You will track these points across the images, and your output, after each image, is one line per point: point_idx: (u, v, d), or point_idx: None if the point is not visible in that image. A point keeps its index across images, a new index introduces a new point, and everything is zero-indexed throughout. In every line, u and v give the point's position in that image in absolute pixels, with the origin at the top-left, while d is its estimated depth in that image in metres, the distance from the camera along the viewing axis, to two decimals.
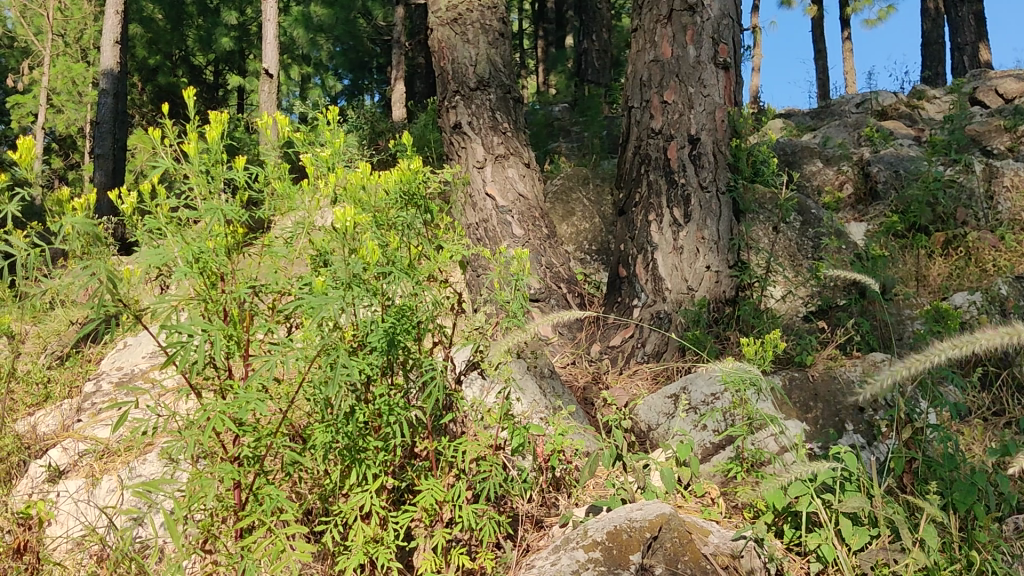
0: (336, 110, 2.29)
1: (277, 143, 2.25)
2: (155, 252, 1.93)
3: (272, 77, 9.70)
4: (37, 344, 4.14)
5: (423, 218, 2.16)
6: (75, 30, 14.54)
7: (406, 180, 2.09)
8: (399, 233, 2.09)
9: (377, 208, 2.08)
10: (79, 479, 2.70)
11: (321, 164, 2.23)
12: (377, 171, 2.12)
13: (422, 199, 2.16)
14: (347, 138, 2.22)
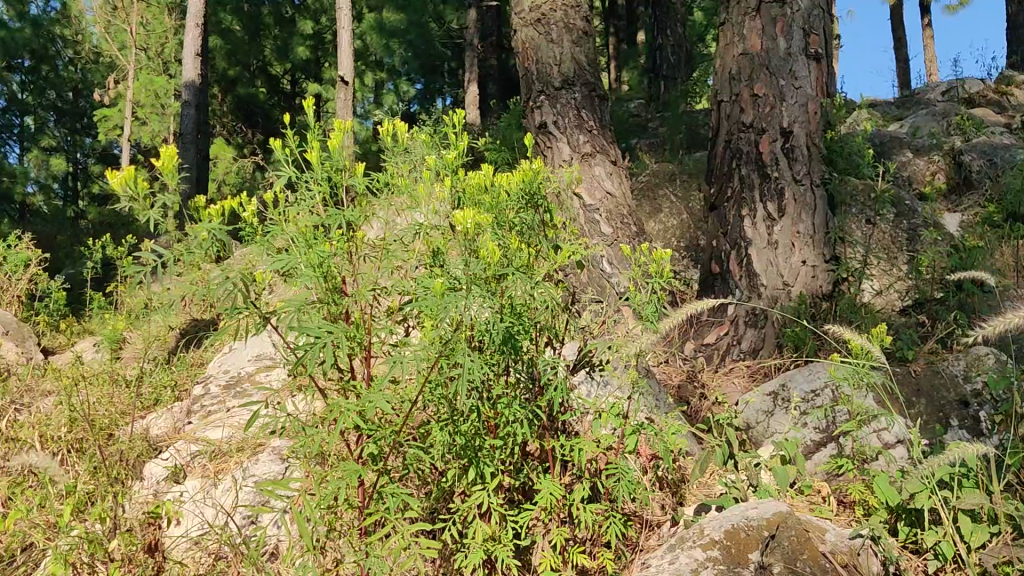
0: (450, 113, 2.31)
1: (396, 150, 2.29)
2: (279, 258, 1.98)
3: (348, 83, 9.86)
4: (142, 346, 4.29)
5: (540, 219, 2.18)
6: (157, 44, 14.95)
7: (525, 180, 2.10)
8: (516, 233, 2.11)
9: (495, 208, 2.09)
10: (196, 479, 2.77)
11: (439, 166, 2.25)
12: (496, 173, 2.14)
13: (538, 200, 2.16)
14: (466, 143, 2.25)
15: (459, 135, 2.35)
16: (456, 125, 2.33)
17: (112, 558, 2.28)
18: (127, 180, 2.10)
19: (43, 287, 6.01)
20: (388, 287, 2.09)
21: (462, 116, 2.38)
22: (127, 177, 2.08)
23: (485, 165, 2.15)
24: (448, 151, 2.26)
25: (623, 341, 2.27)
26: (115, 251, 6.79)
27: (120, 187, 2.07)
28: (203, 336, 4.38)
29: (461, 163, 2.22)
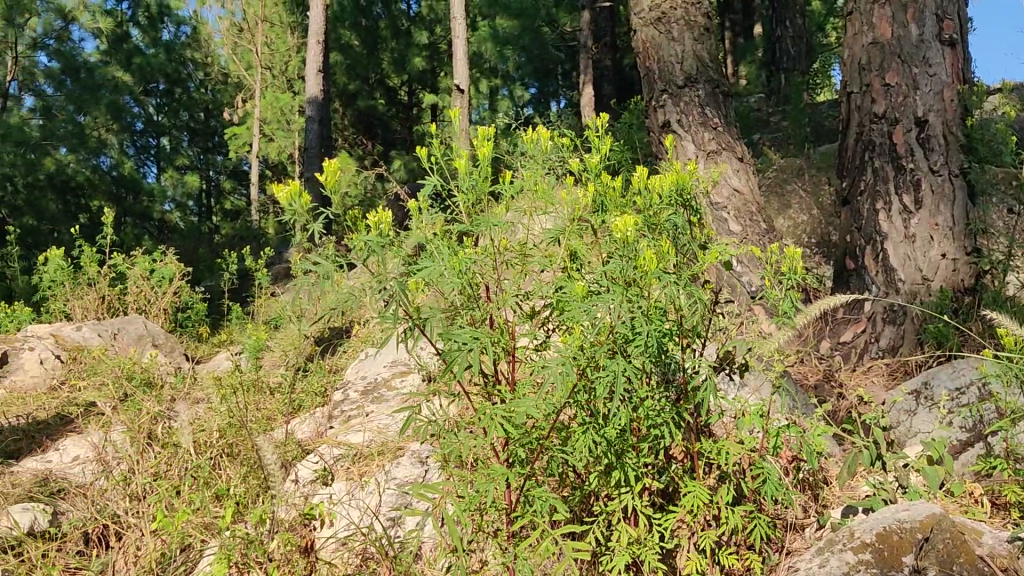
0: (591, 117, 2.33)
1: (539, 155, 2.34)
2: (426, 268, 2.04)
3: (464, 91, 9.99)
4: (284, 353, 4.47)
5: (688, 220, 2.18)
6: (281, 62, 15.46)
7: (678, 182, 2.11)
8: (668, 237, 2.12)
9: (646, 210, 2.12)
10: (343, 481, 2.86)
11: (582, 170, 2.28)
12: (647, 177, 2.16)
13: (681, 202, 2.16)
14: (608, 145, 2.28)
15: (597, 138, 2.37)
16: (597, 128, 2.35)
17: (270, 558, 2.35)
18: (292, 196, 2.30)
19: (186, 300, 6.30)
20: (530, 293, 2.13)
21: (607, 119, 2.41)
22: (292, 192, 2.27)
23: (632, 169, 2.18)
24: (590, 155, 2.28)
25: (765, 339, 2.24)
26: (249, 263, 7.08)
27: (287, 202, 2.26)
28: (336, 342, 4.53)
29: (605, 166, 2.25)
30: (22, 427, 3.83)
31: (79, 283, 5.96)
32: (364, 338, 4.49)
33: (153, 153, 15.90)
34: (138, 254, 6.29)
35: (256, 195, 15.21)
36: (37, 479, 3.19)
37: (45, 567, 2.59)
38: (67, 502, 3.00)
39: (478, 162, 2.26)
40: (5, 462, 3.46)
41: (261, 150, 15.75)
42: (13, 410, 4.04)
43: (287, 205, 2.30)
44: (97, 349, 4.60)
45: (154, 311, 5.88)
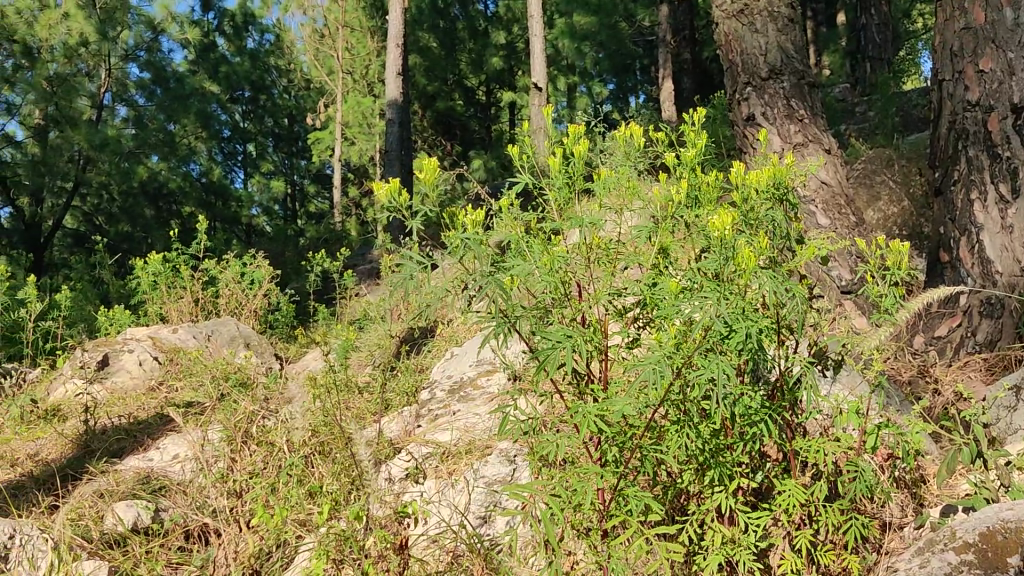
0: (687, 111, 2.32)
1: (632, 154, 2.35)
2: (518, 266, 2.06)
3: (542, 90, 10.01)
4: (371, 353, 4.56)
5: (785, 216, 2.17)
6: (362, 67, 15.85)
7: (774, 176, 2.10)
8: (765, 232, 2.11)
9: (741, 204, 2.11)
10: (433, 480, 2.89)
11: (677, 166, 2.27)
12: (743, 173, 2.16)
13: (781, 196, 2.14)
14: (701, 140, 2.27)
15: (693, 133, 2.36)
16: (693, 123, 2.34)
17: (365, 554, 2.38)
18: (387, 196, 2.42)
19: (276, 302, 6.47)
20: (623, 291, 2.14)
21: (701, 116, 2.39)
22: (391, 190, 2.41)
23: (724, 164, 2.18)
24: (684, 151, 2.27)
25: (860, 336, 2.20)
26: (335, 264, 7.24)
27: (382, 204, 2.38)
28: (420, 340, 4.59)
29: (699, 162, 2.25)
30: (124, 426, 3.97)
31: (175, 287, 6.16)
32: (448, 337, 4.56)
33: (240, 158, 16.37)
34: (229, 258, 6.47)
35: (339, 198, 15.49)
36: (139, 478, 3.30)
37: (149, 563, 2.69)
38: (168, 499, 3.10)
39: (571, 161, 2.28)
40: (109, 460, 3.58)
41: (343, 154, 16.04)
42: (115, 410, 4.21)
43: (388, 202, 2.44)
44: (192, 351, 4.74)
45: (246, 313, 6.06)
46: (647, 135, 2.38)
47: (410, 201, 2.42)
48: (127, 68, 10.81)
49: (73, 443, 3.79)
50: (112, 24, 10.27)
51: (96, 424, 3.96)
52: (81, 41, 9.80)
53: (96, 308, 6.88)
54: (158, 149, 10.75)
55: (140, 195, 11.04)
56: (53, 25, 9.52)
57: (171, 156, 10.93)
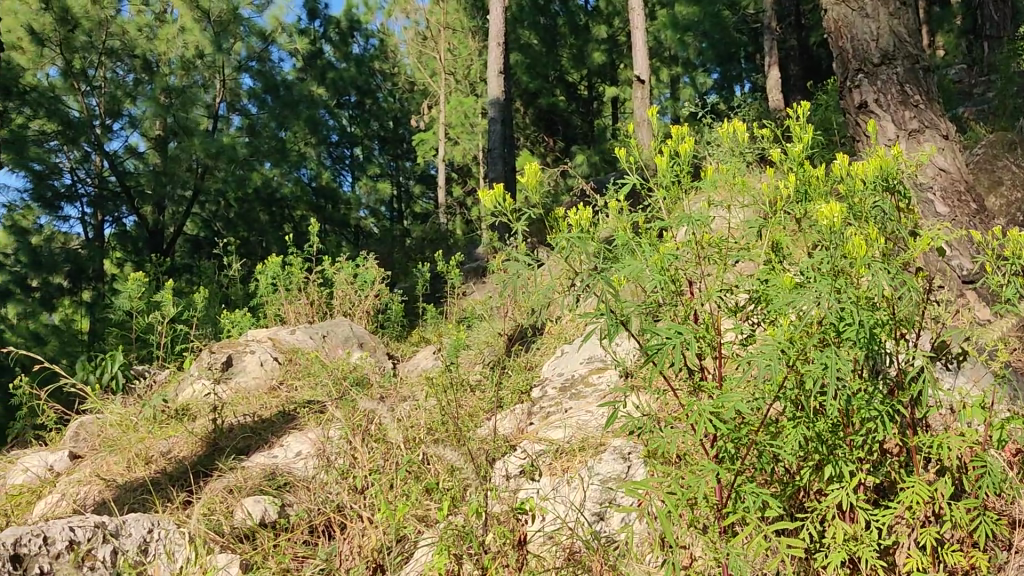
0: (796, 103, 2.29)
1: (739, 148, 2.33)
2: (627, 263, 2.08)
3: (644, 82, 9.93)
4: (480, 351, 4.62)
5: (897, 206, 2.13)
6: (464, 67, 15.96)
7: (883, 167, 2.07)
8: (877, 224, 2.08)
9: (853, 196, 2.08)
10: (549, 476, 2.93)
11: (786, 159, 2.25)
12: (854, 164, 2.12)
13: (894, 186, 2.11)
14: (810, 132, 2.24)
15: (802, 125, 2.33)
16: (800, 115, 2.31)
17: (486, 551, 2.43)
18: (494, 200, 2.47)
19: (386, 302, 6.60)
20: (734, 287, 2.12)
21: (808, 109, 2.35)
22: (495, 197, 2.43)
23: (835, 156, 2.15)
24: (792, 144, 2.24)
25: (985, 329, 2.13)
26: (445, 264, 7.38)
27: (490, 208, 2.43)
28: (530, 338, 4.61)
29: (806, 155, 2.22)
30: (249, 425, 4.14)
31: (292, 289, 6.36)
32: (557, 334, 4.61)
33: (348, 163, 16.56)
34: (343, 260, 6.65)
35: (443, 198, 15.70)
36: (266, 474, 3.44)
37: (277, 557, 2.80)
38: (293, 495, 3.23)
39: (678, 158, 2.27)
40: (237, 457, 3.74)
41: (447, 154, 16.25)
42: (240, 410, 4.39)
43: (492, 208, 2.47)
44: (309, 352, 4.89)
45: (357, 314, 6.22)
46: (756, 127, 2.36)
47: (517, 203, 2.47)
48: (239, 79, 11.20)
49: (202, 441, 3.97)
50: (225, 35, 10.57)
51: (224, 422, 4.14)
52: (197, 54, 10.46)
53: (221, 314, 7.16)
54: (270, 157, 10.87)
55: (255, 200, 11.44)
56: (170, 39, 10.39)
57: (283, 163, 11.01)
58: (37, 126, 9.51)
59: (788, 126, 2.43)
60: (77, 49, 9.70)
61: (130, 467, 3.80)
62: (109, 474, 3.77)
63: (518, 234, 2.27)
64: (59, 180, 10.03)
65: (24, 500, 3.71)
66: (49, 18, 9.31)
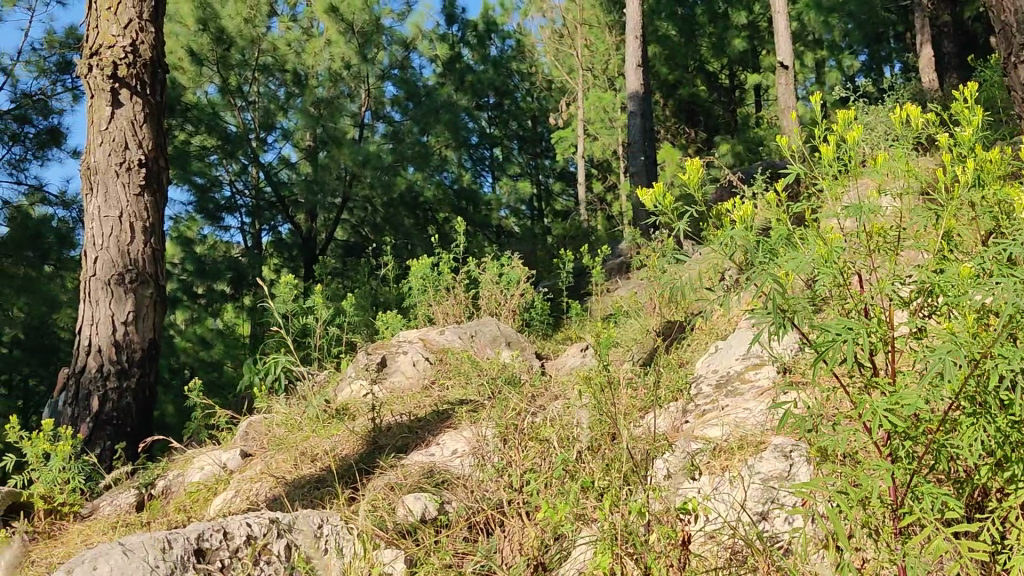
0: (968, 85, 2.20)
1: (906, 134, 2.26)
2: (793, 259, 2.05)
3: (789, 68, 9.67)
4: (630, 349, 4.57)
5: None
6: (601, 63, 16.01)
7: None
8: None
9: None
10: (708, 475, 2.88)
11: (958, 144, 2.17)
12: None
13: None
14: (983, 115, 2.16)
15: (975, 107, 2.24)
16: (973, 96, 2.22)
17: (650, 551, 2.41)
18: (656, 196, 2.52)
19: (531, 300, 6.61)
20: (906, 279, 2.06)
21: (979, 90, 2.27)
22: (655, 194, 2.54)
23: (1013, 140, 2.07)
24: (965, 129, 2.16)
25: None
26: (587, 260, 7.38)
27: (652, 204, 2.46)
28: (681, 334, 4.53)
29: (979, 139, 2.15)
30: (407, 423, 4.25)
31: (440, 290, 6.51)
32: (709, 330, 4.50)
33: (489, 163, 16.81)
34: (488, 260, 6.72)
35: (583, 194, 15.67)
36: (424, 471, 3.53)
37: (440, 553, 2.85)
38: (451, 493, 3.29)
39: (844, 147, 2.26)
40: (396, 455, 3.84)
41: (587, 149, 16.20)
42: (396, 409, 4.51)
43: (653, 207, 2.58)
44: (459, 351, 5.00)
45: (504, 313, 6.29)
46: (927, 110, 2.28)
47: (678, 199, 2.51)
48: (383, 87, 11.37)
49: (363, 439, 4.13)
50: (368, 46, 10.72)
51: (383, 421, 4.28)
52: (344, 64, 10.73)
53: (373, 316, 7.37)
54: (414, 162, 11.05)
55: (400, 204, 11.59)
56: (317, 52, 10.70)
57: (426, 166, 11.11)
58: (197, 142, 10.35)
59: (956, 111, 2.35)
60: (233, 66, 10.48)
61: (297, 465, 3.96)
62: (277, 472, 3.94)
63: (678, 230, 2.28)
64: (219, 192, 10.57)
65: (202, 496, 3.93)
66: (206, 38, 10.13)
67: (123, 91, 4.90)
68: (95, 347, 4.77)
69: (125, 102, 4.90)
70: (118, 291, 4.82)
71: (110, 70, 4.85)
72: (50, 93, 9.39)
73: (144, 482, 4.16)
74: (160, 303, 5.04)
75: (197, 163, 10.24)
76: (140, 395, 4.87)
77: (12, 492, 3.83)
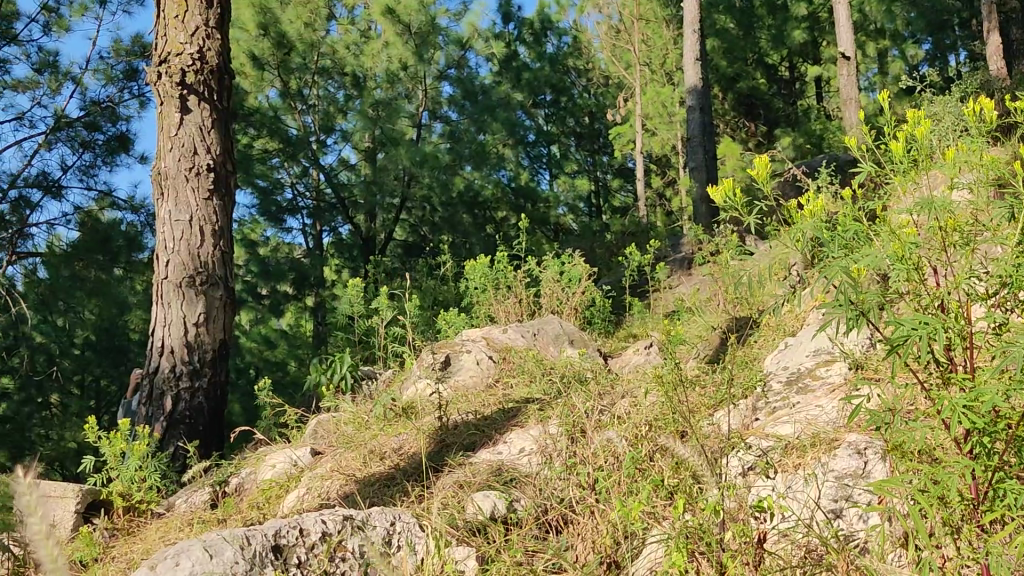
0: None
1: (983, 127, 2.23)
2: (866, 255, 2.04)
3: (850, 59, 9.51)
4: (696, 346, 4.51)
5: None
6: (659, 57, 15.92)
7: None
8: None
9: None
10: (782, 473, 2.86)
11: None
12: None
13: None
14: None
15: None
16: None
17: (725, 549, 2.42)
18: (727, 193, 2.59)
19: (592, 297, 6.58)
20: (985, 273, 2.03)
21: None
22: (725, 189, 2.60)
23: None
24: None
25: None
26: (647, 257, 7.33)
27: (727, 200, 2.53)
28: (748, 331, 4.48)
29: None
30: (473, 422, 4.26)
31: (501, 288, 6.52)
32: (777, 326, 4.45)
33: (545, 161, 16.69)
34: (549, 258, 6.70)
35: (643, 190, 15.54)
36: (492, 469, 3.54)
37: (512, 551, 2.86)
38: (520, 491, 3.29)
39: (916, 143, 2.24)
40: (463, 453, 3.88)
41: (645, 145, 16.05)
42: (462, 407, 4.55)
43: (723, 203, 2.64)
44: (523, 350, 5.00)
45: (566, 311, 6.29)
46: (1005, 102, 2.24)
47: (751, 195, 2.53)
48: (440, 87, 11.30)
49: (431, 438, 4.15)
50: (425, 47, 10.68)
51: (449, 420, 4.31)
52: (402, 66, 10.70)
53: (434, 317, 7.37)
54: (472, 160, 11.07)
55: (458, 203, 11.49)
56: (375, 54, 10.74)
57: (484, 165, 11.13)
58: (260, 145, 10.69)
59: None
60: (293, 70, 10.65)
61: (366, 462, 4.01)
62: (347, 470, 4.00)
63: (755, 228, 2.29)
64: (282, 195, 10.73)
65: (274, 493, 4.01)
66: (267, 43, 10.31)
67: (191, 98, 5.00)
68: (167, 347, 4.89)
69: (193, 108, 5.00)
70: (189, 293, 4.92)
71: (178, 77, 4.97)
72: (118, 101, 9.64)
73: (218, 479, 4.26)
74: (230, 304, 5.13)
75: (259, 166, 10.55)
76: (211, 394, 4.97)
77: (92, 489, 3.96)
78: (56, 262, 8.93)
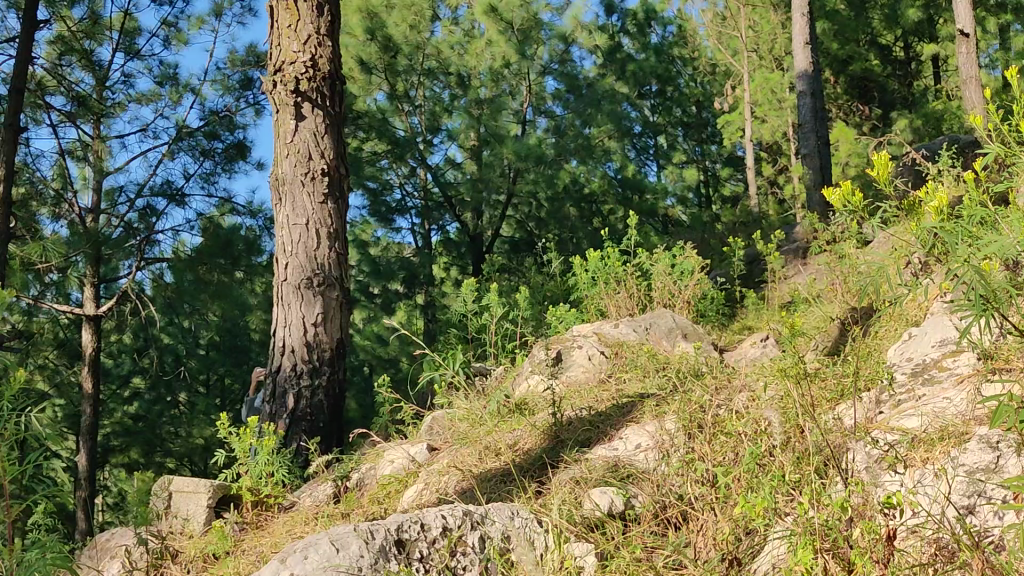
0: None
1: None
2: (995, 243, 1.99)
3: (970, 36, 9.09)
4: (813, 339, 4.40)
5: None
6: (767, 42, 15.60)
7: None
8: None
9: None
10: (912, 467, 2.77)
11: None
12: None
13: None
14: None
15: None
16: None
17: (852, 546, 2.39)
18: (846, 193, 2.70)
19: (705, 290, 6.50)
20: None
21: None
22: (845, 193, 2.70)
23: None
24: None
25: None
26: (761, 248, 7.18)
27: (844, 203, 2.64)
28: (870, 321, 4.35)
29: None
30: (587, 417, 4.25)
31: (612, 283, 6.51)
32: (900, 316, 4.30)
33: (652, 152, 16.63)
34: (660, 251, 6.64)
35: (753, 179, 15.19)
36: (608, 465, 3.52)
37: (631, 547, 2.85)
38: (637, 487, 3.25)
39: None
40: (579, 449, 3.89)
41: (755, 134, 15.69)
42: (576, 402, 4.57)
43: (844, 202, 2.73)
44: (635, 345, 4.97)
45: (678, 304, 6.23)
46: None
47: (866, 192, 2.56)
48: (544, 81, 11.32)
49: (545, 434, 4.16)
50: (527, 43, 10.67)
51: (563, 415, 4.32)
52: (504, 64, 10.79)
53: (545, 312, 7.39)
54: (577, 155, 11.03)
55: (565, 198, 11.56)
56: (479, 52, 10.88)
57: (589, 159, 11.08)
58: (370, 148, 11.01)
59: None
60: (400, 72, 10.92)
61: (483, 459, 4.08)
62: (464, 466, 4.07)
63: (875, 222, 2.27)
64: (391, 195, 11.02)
65: (394, 488, 4.11)
66: (374, 47, 10.69)
67: (305, 105, 5.15)
68: (288, 347, 5.06)
69: (307, 115, 5.15)
70: (308, 294, 5.08)
71: (292, 85, 5.12)
72: (235, 109, 9.98)
73: (341, 474, 4.39)
74: (347, 305, 5.27)
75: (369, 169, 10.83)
76: (331, 392, 5.11)
77: (222, 485, 4.13)
78: (181, 267, 9.23)
